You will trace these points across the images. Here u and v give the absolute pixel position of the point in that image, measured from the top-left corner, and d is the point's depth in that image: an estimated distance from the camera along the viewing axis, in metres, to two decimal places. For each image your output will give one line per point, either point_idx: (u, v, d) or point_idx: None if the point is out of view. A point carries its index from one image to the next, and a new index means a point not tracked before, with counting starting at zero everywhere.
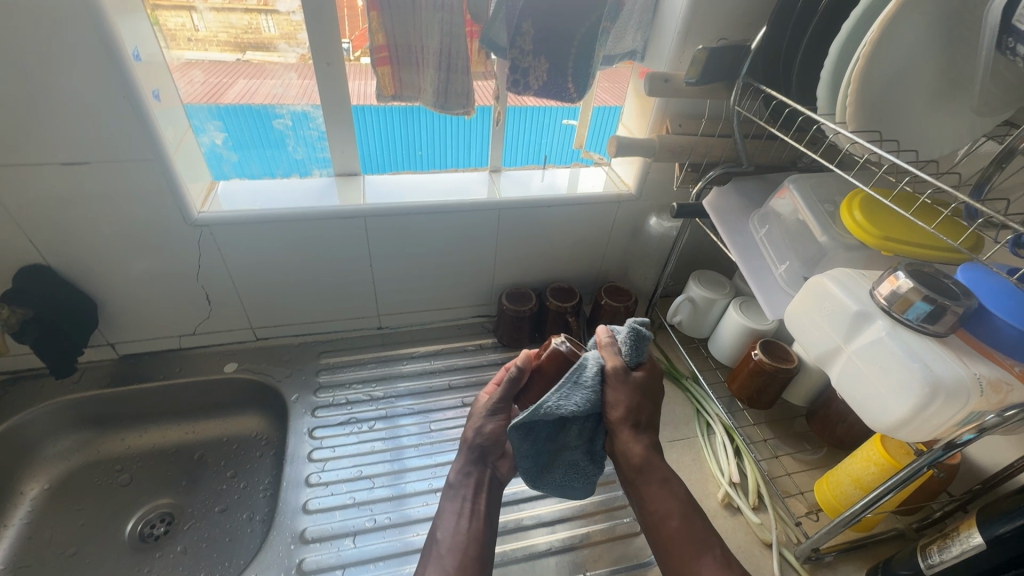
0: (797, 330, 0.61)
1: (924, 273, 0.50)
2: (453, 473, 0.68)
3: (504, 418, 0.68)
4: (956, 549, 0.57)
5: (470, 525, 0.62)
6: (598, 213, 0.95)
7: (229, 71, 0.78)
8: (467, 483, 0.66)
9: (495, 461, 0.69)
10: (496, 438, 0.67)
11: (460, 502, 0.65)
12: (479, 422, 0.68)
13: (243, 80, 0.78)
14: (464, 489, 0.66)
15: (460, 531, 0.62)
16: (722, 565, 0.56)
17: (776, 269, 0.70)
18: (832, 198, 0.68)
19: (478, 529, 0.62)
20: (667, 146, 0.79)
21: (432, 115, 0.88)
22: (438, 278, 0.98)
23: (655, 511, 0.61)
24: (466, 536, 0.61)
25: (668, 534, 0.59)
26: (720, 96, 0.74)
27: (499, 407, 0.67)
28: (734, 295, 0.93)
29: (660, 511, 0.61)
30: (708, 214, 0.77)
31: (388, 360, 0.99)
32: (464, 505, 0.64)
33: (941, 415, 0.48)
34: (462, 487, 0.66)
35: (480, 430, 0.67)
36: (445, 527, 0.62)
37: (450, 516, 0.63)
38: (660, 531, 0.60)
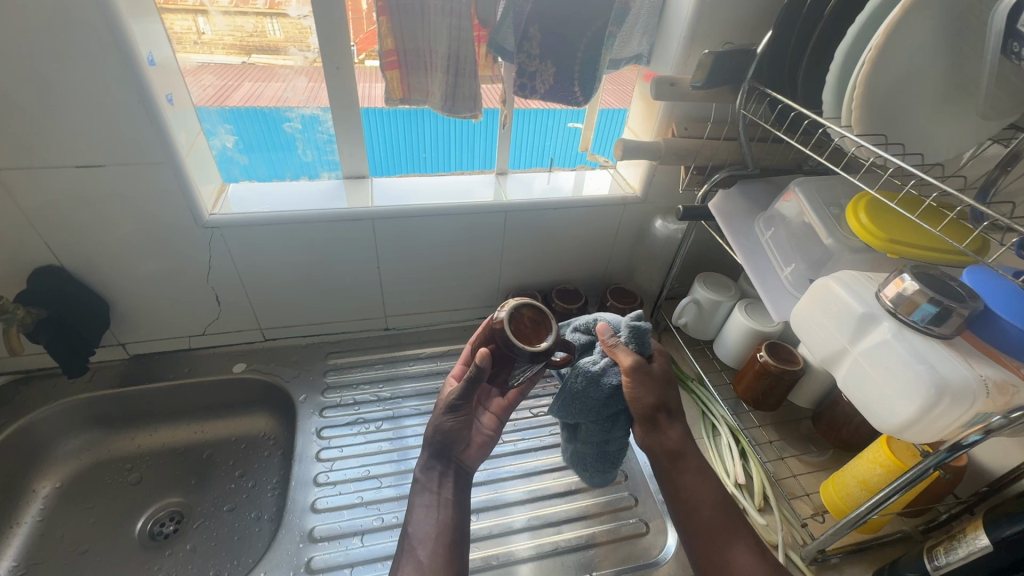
0: (804, 332, 0.62)
1: (930, 275, 0.50)
2: (421, 470, 0.66)
3: (459, 412, 0.67)
4: (963, 551, 0.57)
5: (440, 517, 0.62)
6: (604, 215, 0.96)
7: (235, 74, 0.79)
8: (433, 480, 0.66)
9: (460, 449, 0.69)
10: (456, 431, 0.67)
11: (428, 495, 0.64)
12: (435, 422, 0.67)
13: (248, 83, 0.79)
14: (432, 481, 0.65)
15: (430, 524, 0.62)
16: (755, 555, 0.57)
17: (781, 272, 0.70)
18: (838, 200, 0.68)
19: (449, 519, 0.62)
20: (672, 149, 0.80)
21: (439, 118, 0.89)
22: (445, 279, 0.99)
23: (689, 500, 0.61)
24: (435, 527, 0.61)
25: (705, 522, 0.60)
26: (725, 100, 0.75)
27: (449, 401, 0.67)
28: (739, 297, 0.93)
29: (696, 501, 0.61)
30: (714, 217, 0.78)
31: (395, 361, 1.00)
32: (432, 497, 0.64)
33: (947, 416, 0.48)
34: (429, 481, 0.65)
35: (438, 428, 0.67)
36: (416, 522, 0.62)
37: (421, 509, 0.63)
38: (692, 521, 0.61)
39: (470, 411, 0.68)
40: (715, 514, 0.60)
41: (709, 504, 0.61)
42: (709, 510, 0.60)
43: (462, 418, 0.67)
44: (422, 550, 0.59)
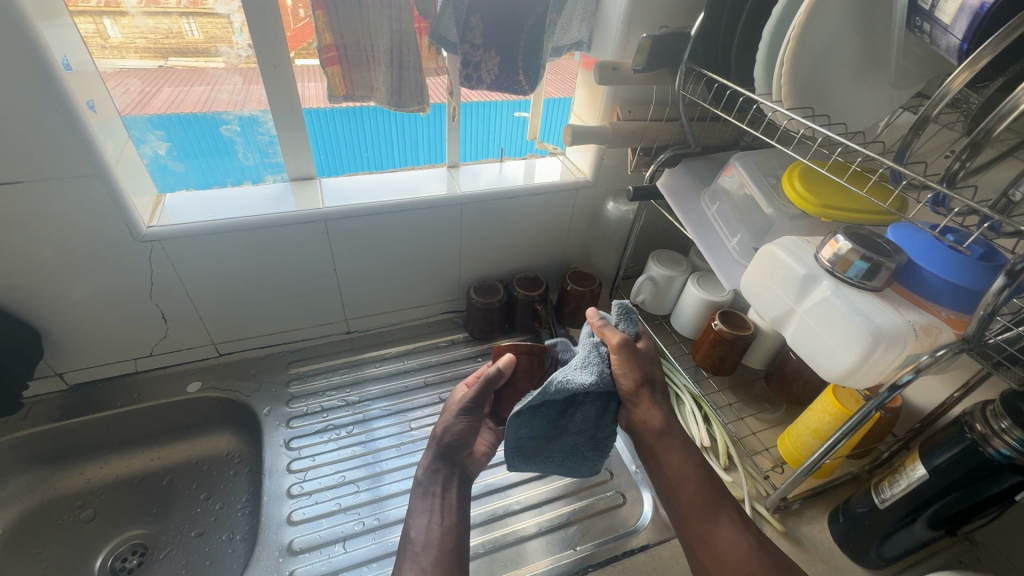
0: (753, 297, 0.66)
1: (859, 235, 0.55)
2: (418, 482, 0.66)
3: (471, 416, 0.68)
4: (904, 481, 0.64)
5: (444, 522, 0.62)
6: (557, 201, 0.98)
7: (154, 79, 0.74)
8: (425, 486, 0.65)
9: (464, 456, 0.70)
10: (466, 435, 0.68)
11: (430, 499, 0.64)
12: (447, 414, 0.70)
13: (169, 88, 0.75)
14: (435, 485, 0.66)
15: (433, 528, 0.61)
16: (738, 526, 0.59)
17: (729, 242, 0.74)
18: (775, 171, 0.73)
19: (451, 523, 0.62)
20: (619, 132, 0.82)
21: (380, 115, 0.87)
22: (404, 277, 0.98)
23: (676, 480, 0.64)
24: (439, 532, 0.60)
25: (688, 502, 0.62)
26: (665, 82, 0.78)
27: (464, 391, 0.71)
28: (691, 271, 0.97)
29: (680, 480, 0.63)
30: (662, 195, 0.82)
31: (360, 364, 0.98)
32: (436, 502, 0.64)
33: (884, 360, 0.53)
34: (433, 484, 0.65)
35: (449, 429, 0.68)
36: (416, 527, 0.61)
37: (423, 514, 0.62)
38: (677, 498, 0.63)
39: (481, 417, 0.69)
40: (699, 495, 0.62)
41: (693, 485, 0.63)
42: (694, 490, 0.62)
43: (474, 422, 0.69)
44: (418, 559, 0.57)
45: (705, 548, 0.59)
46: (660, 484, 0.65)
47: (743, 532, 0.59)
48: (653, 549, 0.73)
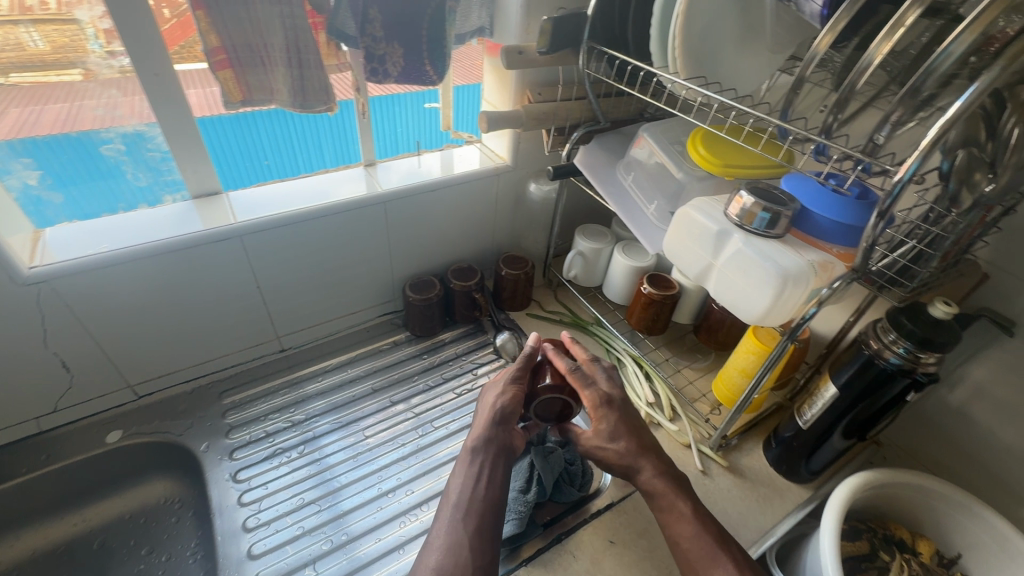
0: (676, 257, 0.70)
1: (758, 189, 0.61)
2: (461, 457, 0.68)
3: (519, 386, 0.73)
4: (820, 402, 0.73)
5: (485, 489, 0.64)
6: (481, 188, 0.98)
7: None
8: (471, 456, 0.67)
9: (514, 427, 0.70)
10: (516, 403, 0.71)
11: (478, 466, 0.66)
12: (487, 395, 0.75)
13: (14, 109, 0.65)
14: (483, 455, 0.67)
15: (473, 494, 0.63)
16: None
17: (647, 209, 0.79)
18: (679, 139, 0.78)
19: (491, 494, 0.64)
20: (531, 115, 0.83)
21: (274, 119, 0.82)
22: (334, 285, 0.94)
23: (673, 537, 0.63)
24: (482, 497, 0.63)
25: (688, 555, 0.61)
26: (570, 62, 0.80)
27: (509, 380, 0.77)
28: (616, 241, 1.02)
29: (674, 535, 0.63)
30: (581, 171, 0.85)
31: (300, 381, 0.94)
32: (481, 471, 0.65)
33: (794, 297, 0.59)
34: (482, 454, 0.67)
35: (502, 395, 0.71)
36: (460, 490, 0.64)
37: (465, 480, 0.65)
38: (678, 550, 0.62)
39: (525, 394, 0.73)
40: (697, 546, 0.61)
41: (689, 538, 0.62)
42: (691, 543, 0.62)
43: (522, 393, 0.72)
44: (460, 526, 0.60)
45: None
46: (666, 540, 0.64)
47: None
48: (618, 505, 0.77)
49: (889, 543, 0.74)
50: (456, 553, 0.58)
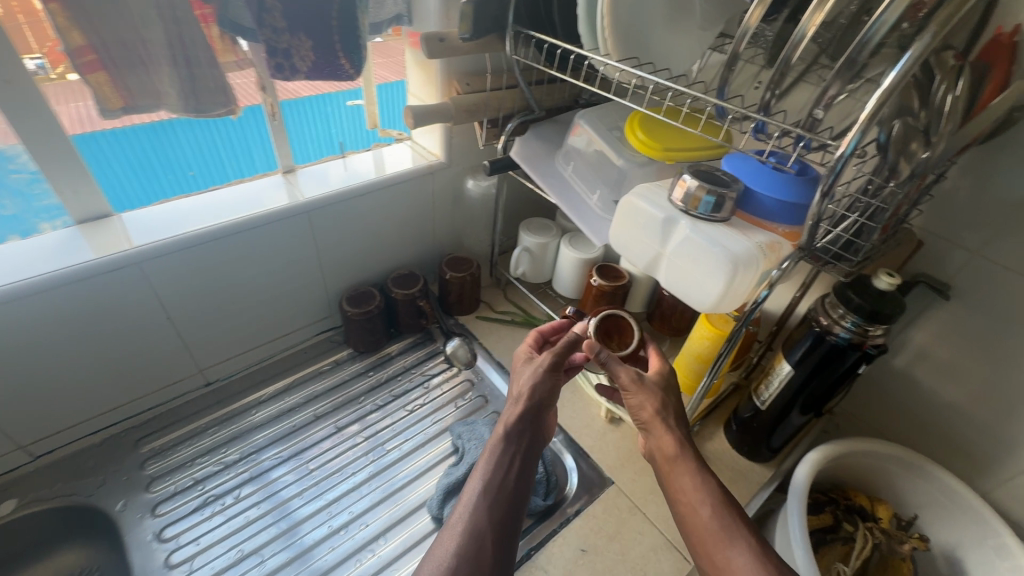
0: (623, 248, 0.67)
1: (700, 172, 0.59)
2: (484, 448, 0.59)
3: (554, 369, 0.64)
4: (776, 381, 0.73)
5: (513, 481, 0.57)
6: (416, 188, 0.92)
7: None
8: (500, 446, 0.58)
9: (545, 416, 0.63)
10: (549, 389, 0.63)
11: (509, 453, 0.58)
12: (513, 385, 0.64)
13: None
14: (516, 444, 0.59)
15: (500, 482, 0.56)
16: (754, 550, 0.51)
17: (590, 199, 0.75)
18: (617, 124, 0.75)
19: (521, 491, 0.57)
20: (461, 107, 0.77)
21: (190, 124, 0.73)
22: (261, 306, 0.85)
23: (690, 503, 0.57)
24: (509, 488, 0.56)
25: (704, 526, 0.54)
26: (497, 48, 0.75)
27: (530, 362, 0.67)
28: (561, 234, 0.99)
29: (693, 501, 0.56)
30: (518, 164, 0.81)
31: (232, 416, 0.85)
32: (513, 459, 0.58)
33: (745, 281, 0.57)
34: (513, 441, 0.59)
35: (535, 377, 0.63)
36: (486, 476, 0.56)
37: (494, 469, 0.57)
38: (691, 523, 0.56)
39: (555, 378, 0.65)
40: (715, 516, 0.54)
41: (707, 507, 0.55)
42: (709, 513, 0.55)
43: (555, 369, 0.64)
44: (483, 511, 0.53)
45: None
46: (677, 512, 0.58)
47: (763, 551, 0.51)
48: (586, 510, 0.74)
49: (852, 513, 0.75)
50: (476, 543, 0.51)
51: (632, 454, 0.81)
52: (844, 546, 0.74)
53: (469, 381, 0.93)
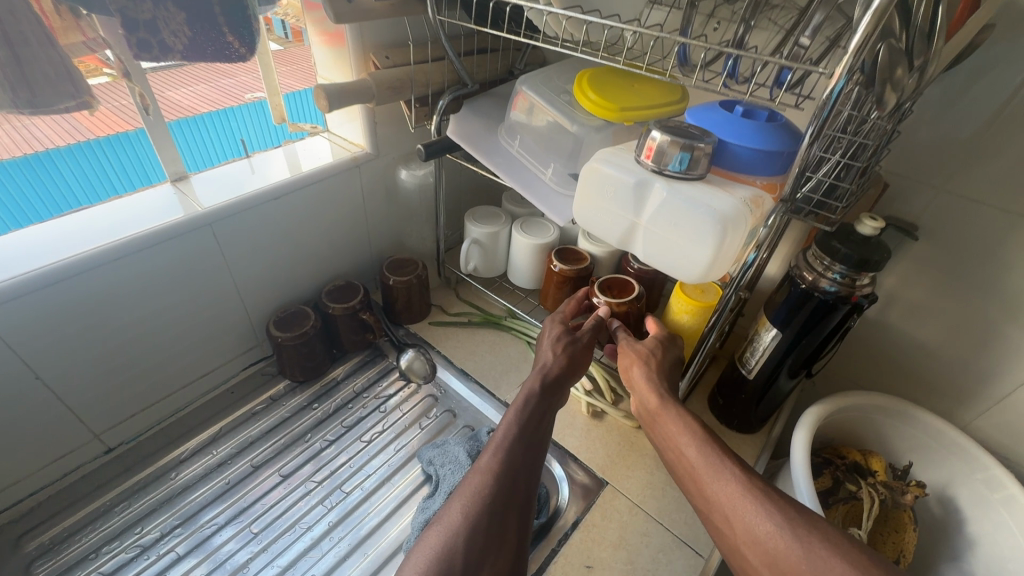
0: (590, 225, 0.59)
1: (669, 126, 0.52)
2: (520, 392, 0.62)
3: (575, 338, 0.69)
4: (761, 347, 0.69)
5: (538, 430, 0.59)
6: (342, 186, 0.80)
7: None
8: (536, 394, 0.61)
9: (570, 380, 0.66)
10: (573, 354, 0.67)
11: (539, 405, 0.61)
12: (545, 347, 0.67)
13: None
14: (547, 400, 0.62)
15: (525, 428, 0.58)
16: (737, 476, 0.52)
17: (544, 174, 0.67)
18: (564, 87, 0.67)
19: (541, 439, 0.59)
20: (383, 84, 0.66)
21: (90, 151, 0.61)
22: (165, 346, 0.70)
23: (677, 449, 0.57)
24: (534, 437, 0.58)
25: (693, 467, 0.55)
26: (416, 10, 0.64)
27: (564, 328, 0.70)
28: (511, 221, 0.90)
29: (680, 446, 0.57)
30: (458, 144, 0.71)
31: (145, 485, 0.68)
32: (542, 410, 0.61)
33: (734, 243, 0.51)
34: (545, 398, 0.62)
35: (559, 345, 0.67)
36: (514, 421, 0.58)
37: (525, 417, 0.59)
38: (682, 464, 0.57)
39: (580, 344, 0.68)
40: (700, 453, 0.55)
41: (694, 448, 0.56)
42: (695, 453, 0.55)
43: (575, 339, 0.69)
44: (515, 449, 0.56)
45: (718, 511, 0.51)
46: (669, 458, 0.59)
47: (751, 482, 0.51)
48: (584, 521, 0.66)
49: (852, 472, 0.73)
50: (508, 480, 0.53)
51: (622, 448, 0.75)
52: (847, 506, 0.71)
53: (432, 397, 0.82)
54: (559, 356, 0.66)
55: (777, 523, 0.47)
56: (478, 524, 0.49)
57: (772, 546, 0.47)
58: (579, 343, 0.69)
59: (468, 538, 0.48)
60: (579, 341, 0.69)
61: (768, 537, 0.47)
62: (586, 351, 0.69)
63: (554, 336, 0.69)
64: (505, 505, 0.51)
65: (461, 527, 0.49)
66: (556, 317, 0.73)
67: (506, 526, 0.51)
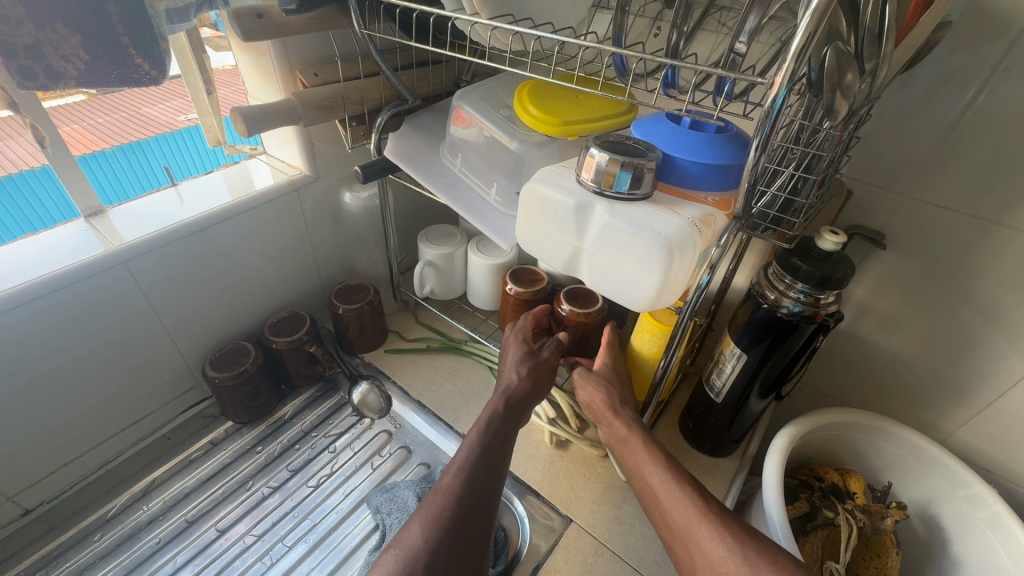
0: (534, 248, 0.55)
1: (609, 143, 0.48)
2: (483, 412, 0.58)
3: (536, 360, 0.65)
4: (729, 368, 0.65)
5: (502, 452, 0.55)
6: (281, 213, 0.75)
7: None
8: (499, 415, 0.58)
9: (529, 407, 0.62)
10: (534, 380, 0.63)
11: (502, 430, 0.57)
12: (507, 369, 0.63)
13: None
14: (511, 425, 0.58)
15: (486, 452, 0.54)
16: (696, 497, 0.49)
17: (489, 195, 0.63)
18: (505, 101, 0.63)
19: (505, 461, 0.55)
20: (310, 103, 0.61)
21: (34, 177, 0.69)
22: (86, 395, 0.65)
23: (640, 475, 0.53)
24: (495, 461, 0.54)
25: (654, 494, 0.51)
26: (340, 24, 0.60)
27: (526, 348, 0.66)
28: (467, 240, 0.86)
29: (642, 472, 0.53)
30: (397, 165, 0.66)
31: (65, 549, 0.62)
32: (504, 435, 0.57)
33: (682, 267, 0.46)
34: (507, 424, 0.58)
35: (519, 371, 0.63)
36: (475, 444, 0.54)
37: (487, 438, 0.55)
38: (645, 493, 0.52)
39: (541, 369, 0.64)
40: (661, 479, 0.51)
41: (656, 473, 0.52)
42: (657, 479, 0.51)
43: (536, 364, 0.64)
44: (478, 469, 0.52)
45: (678, 538, 0.47)
46: (633, 487, 0.55)
47: (710, 508, 0.47)
48: (547, 565, 0.61)
49: (828, 497, 0.69)
50: (471, 503, 0.49)
51: (588, 480, 0.70)
52: (825, 532, 0.67)
53: (387, 431, 0.77)
54: (522, 379, 0.62)
55: (731, 546, 0.44)
56: (438, 545, 0.46)
57: (725, 571, 0.43)
58: (542, 365, 0.65)
59: (427, 560, 0.44)
60: (541, 366, 0.64)
61: (721, 561, 0.44)
62: (549, 374, 0.65)
63: (517, 355, 0.65)
64: (461, 523, 0.48)
65: (420, 551, 0.45)
66: (519, 334, 0.68)
67: (468, 546, 0.47)
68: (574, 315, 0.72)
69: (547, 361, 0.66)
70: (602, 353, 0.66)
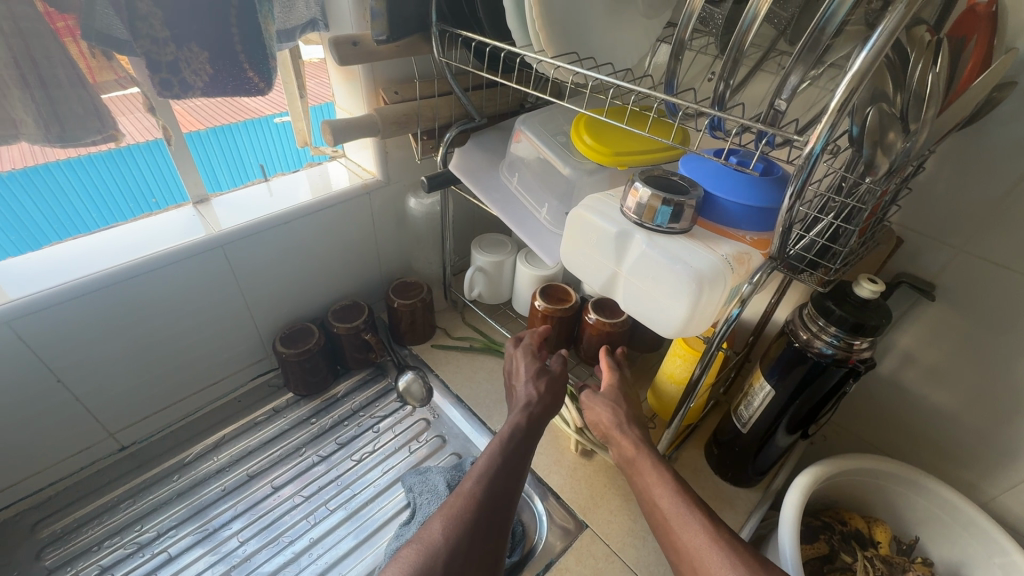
0: (577, 270, 0.59)
1: (654, 179, 0.52)
2: (504, 426, 0.63)
3: (547, 377, 0.70)
4: (758, 400, 0.66)
5: (515, 462, 0.60)
6: (353, 211, 0.83)
7: None
8: (517, 428, 0.62)
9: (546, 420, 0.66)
10: (548, 394, 0.68)
11: (517, 441, 0.61)
12: (523, 384, 0.68)
13: None
14: (528, 437, 0.62)
15: (502, 460, 0.59)
16: (708, 524, 0.51)
17: (539, 214, 0.68)
18: (563, 128, 0.68)
19: (519, 469, 0.59)
20: (389, 119, 0.68)
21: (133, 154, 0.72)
22: (178, 356, 0.75)
23: (650, 497, 0.56)
24: (509, 470, 0.58)
25: (664, 516, 0.53)
26: (422, 50, 0.66)
27: (538, 364, 0.71)
28: (516, 249, 0.91)
29: (652, 494, 0.55)
30: (459, 179, 0.73)
31: (150, 484, 0.73)
32: (519, 446, 0.61)
33: (714, 300, 0.49)
34: (523, 437, 0.62)
35: (535, 388, 0.67)
36: (491, 454, 0.59)
37: (503, 449, 0.60)
38: (654, 514, 0.55)
39: (552, 386, 0.69)
40: (671, 504, 0.53)
41: (665, 497, 0.54)
42: (667, 503, 0.53)
43: (548, 379, 0.69)
44: (496, 478, 0.56)
45: (687, 561, 0.50)
46: (642, 505, 0.57)
47: (720, 532, 0.50)
48: (558, 563, 0.65)
49: (848, 541, 0.70)
50: (486, 509, 0.54)
51: (607, 490, 0.73)
52: None
53: (426, 420, 0.84)
54: (538, 395, 0.67)
55: None
56: (456, 544, 0.50)
57: None
58: (553, 382, 0.69)
59: (447, 557, 0.49)
60: (552, 384, 0.69)
61: None
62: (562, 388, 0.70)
63: (530, 373, 0.70)
64: (478, 524, 0.52)
65: (439, 547, 0.49)
66: (532, 350, 0.74)
67: (485, 545, 0.52)
68: (601, 324, 0.78)
69: (557, 379, 0.70)
70: (607, 375, 0.70)
